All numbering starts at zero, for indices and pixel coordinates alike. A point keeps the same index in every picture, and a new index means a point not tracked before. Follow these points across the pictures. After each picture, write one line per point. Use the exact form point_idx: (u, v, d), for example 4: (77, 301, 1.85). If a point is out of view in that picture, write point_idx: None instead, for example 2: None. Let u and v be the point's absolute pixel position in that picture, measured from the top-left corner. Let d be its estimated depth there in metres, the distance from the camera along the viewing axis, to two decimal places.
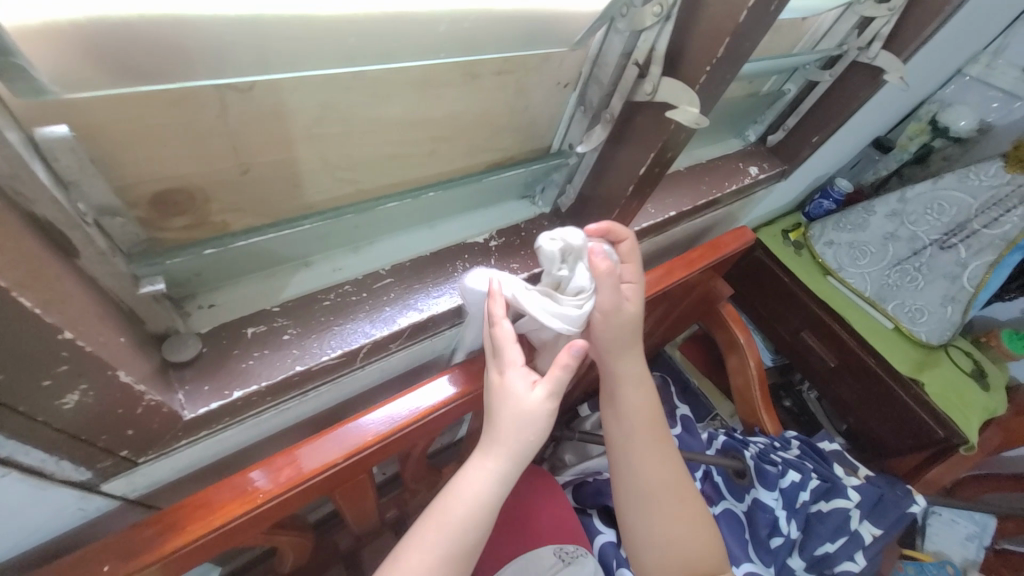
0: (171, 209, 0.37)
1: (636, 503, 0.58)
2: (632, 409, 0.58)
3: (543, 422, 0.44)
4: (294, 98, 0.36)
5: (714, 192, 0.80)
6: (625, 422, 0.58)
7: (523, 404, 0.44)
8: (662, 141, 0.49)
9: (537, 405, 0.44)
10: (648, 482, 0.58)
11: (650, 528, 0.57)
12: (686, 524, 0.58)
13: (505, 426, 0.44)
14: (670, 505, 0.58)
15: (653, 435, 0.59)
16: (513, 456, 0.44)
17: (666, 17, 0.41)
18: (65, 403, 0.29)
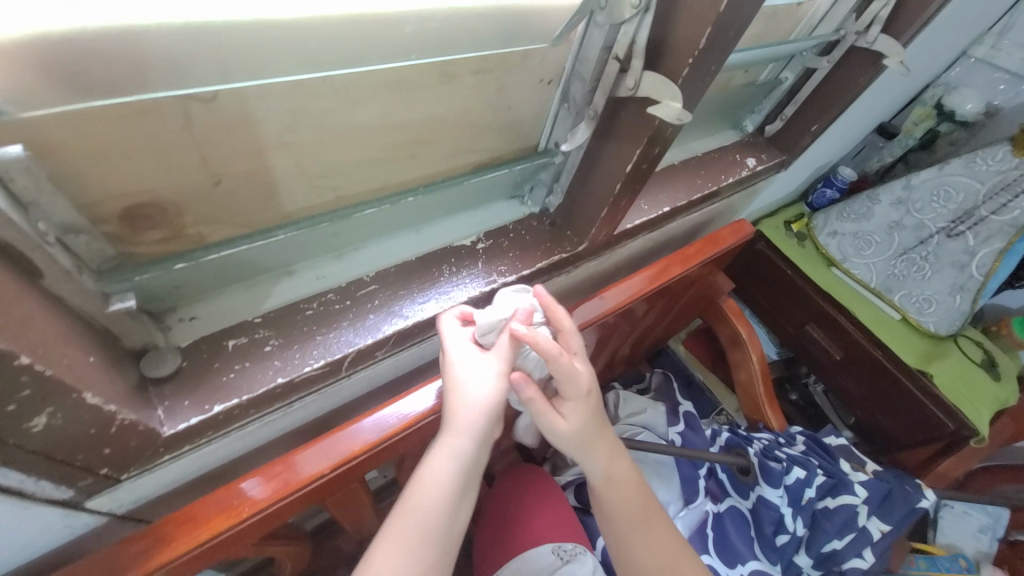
0: (142, 223, 0.37)
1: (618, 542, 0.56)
2: (599, 463, 0.53)
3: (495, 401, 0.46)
4: (261, 106, 0.36)
5: (710, 185, 0.78)
6: (597, 476, 0.54)
7: (472, 370, 0.46)
8: (648, 137, 0.47)
9: (485, 375, 0.46)
10: (626, 520, 0.56)
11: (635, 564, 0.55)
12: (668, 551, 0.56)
13: (468, 400, 0.46)
14: (651, 534, 0.56)
15: (625, 472, 0.55)
16: (475, 430, 0.45)
17: (644, 9, 0.39)
18: (35, 425, 0.29)
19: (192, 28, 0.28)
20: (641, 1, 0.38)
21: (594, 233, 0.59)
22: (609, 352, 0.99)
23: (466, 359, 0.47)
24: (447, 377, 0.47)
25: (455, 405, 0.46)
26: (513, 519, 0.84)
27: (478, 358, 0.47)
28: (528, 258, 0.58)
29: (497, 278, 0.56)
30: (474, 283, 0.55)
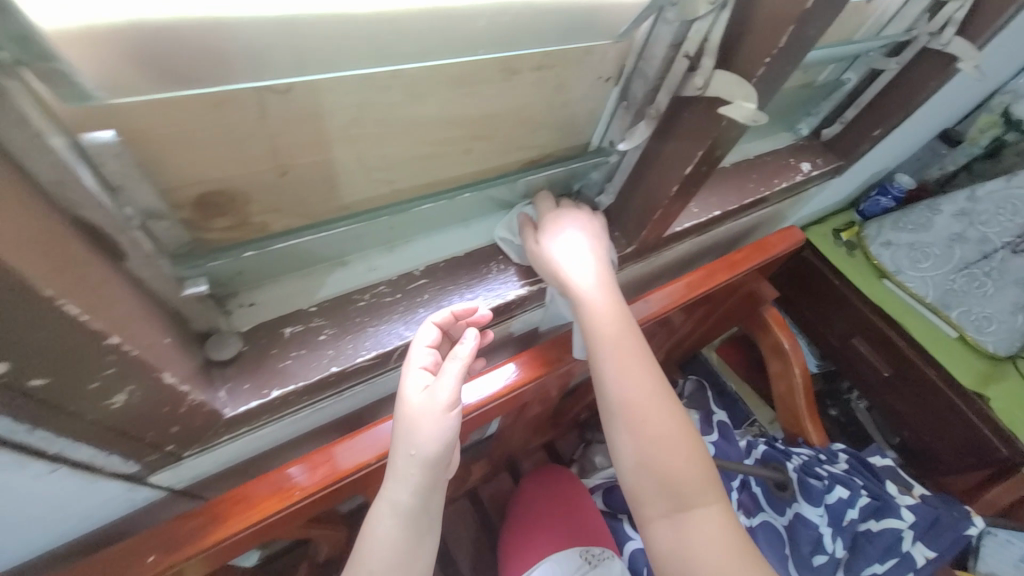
0: (213, 210, 0.38)
1: (614, 423, 0.48)
2: (593, 313, 0.50)
3: (428, 438, 0.42)
4: (330, 98, 0.36)
5: (762, 190, 0.75)
6: (593, 326, 0.49)
7: (408, 422, 0.43)
8: (711, 138, 0.45)
9: (424, 420, 0.42)
10: (626, 397, 0.47)
11: (634, 454, 0.46)
12: (671, 435, 0.47)
13: (398, 452, 0.43)
14: (655, 419, 0.47)
15: (625, 338, 0.49)
16: (401, 479, 0.43)
17: (721, 5, 0.38)
18: (113, 403, 0.30)
19: (276, 21, 0.28)
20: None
21: (644, 235, 0.58)
22: None
23: (405, 404, 0.43)
24: (397, 420, 0.44)
25: (397, 461, 0.43)
26: (540, 521, 0.83)
27: (414, 403, 0.43)
28: None
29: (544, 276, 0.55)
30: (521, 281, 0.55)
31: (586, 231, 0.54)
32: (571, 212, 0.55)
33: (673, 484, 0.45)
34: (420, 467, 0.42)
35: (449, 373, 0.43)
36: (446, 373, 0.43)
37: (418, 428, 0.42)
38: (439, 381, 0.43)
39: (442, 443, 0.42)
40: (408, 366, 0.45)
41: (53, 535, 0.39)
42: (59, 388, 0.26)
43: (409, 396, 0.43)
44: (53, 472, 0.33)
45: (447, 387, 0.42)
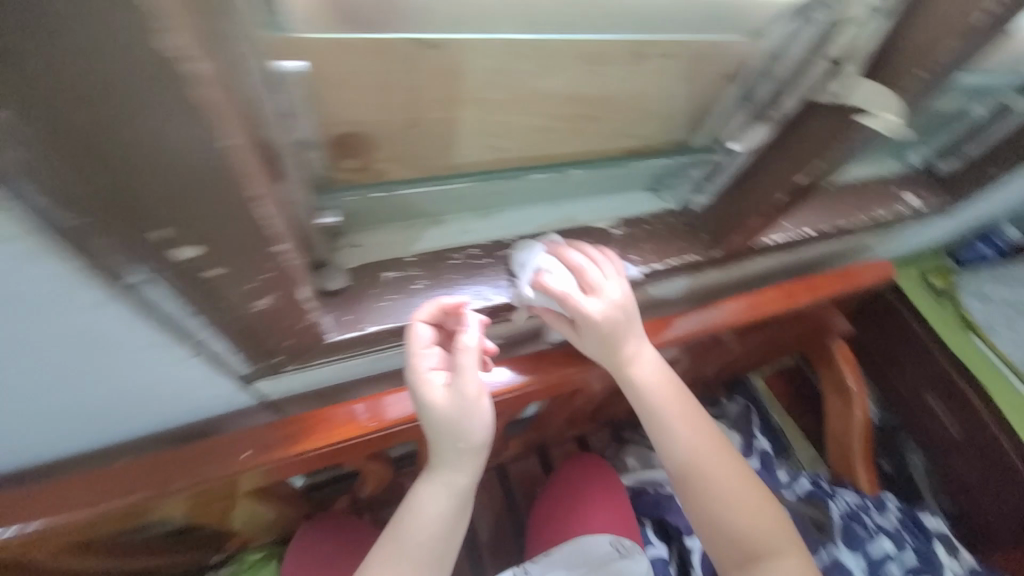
0: (349, 151, 0.41)
1: (694, 496, 0.56)
2: (641, 387, 0.56)
3: (476, 422, 0.46)
4: (474, 59, 0.38)
5: (861, 215, 0.72)
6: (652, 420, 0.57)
7: (446, 419, 0.45)
8: (834, 149, 0.44)
9: (467, 408, 0.46)
10: (694, 473, 0.56)
11: (711, 520, 0.55)
12: (745, 504, 0.55)
13: (442, 439, 0.47)
14: (725, 485, 0.55)
15: (687, 411, 0.58)
16: (460, 468, 0.49)
17: (879, 13, 0.37)
18: (256, 306, 0.33)
19: None
20: (878, 4, 0.37)
21: (733, 239, 0.57)
22: (694, 372, 0.95)
23: (434, 402, 0.45)
24: (424, 416, 0.46)
25: (444, 448, 0.48)
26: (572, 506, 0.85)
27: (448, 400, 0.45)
28: (660, 252, 0.57)
29: (628, 265, 0.55)
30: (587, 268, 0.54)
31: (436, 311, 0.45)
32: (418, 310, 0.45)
33: (746, 540, 0.53)
34: (470, 455, 0.48)
35: (469, 365, 0.46)
36: (466, 367, 0.45)
37: (463, 417, 0.46)
38: (462, 373, 0.46)
39: (487, 422, 0.47)
40: (419, 370, 0.45)
41: (168, 420, 0.44)
42: (227, 283, 0.29)
43: (434, 394, 0.45)
44: (191, 359, 0.37)
45: (472, 376, 0.46)
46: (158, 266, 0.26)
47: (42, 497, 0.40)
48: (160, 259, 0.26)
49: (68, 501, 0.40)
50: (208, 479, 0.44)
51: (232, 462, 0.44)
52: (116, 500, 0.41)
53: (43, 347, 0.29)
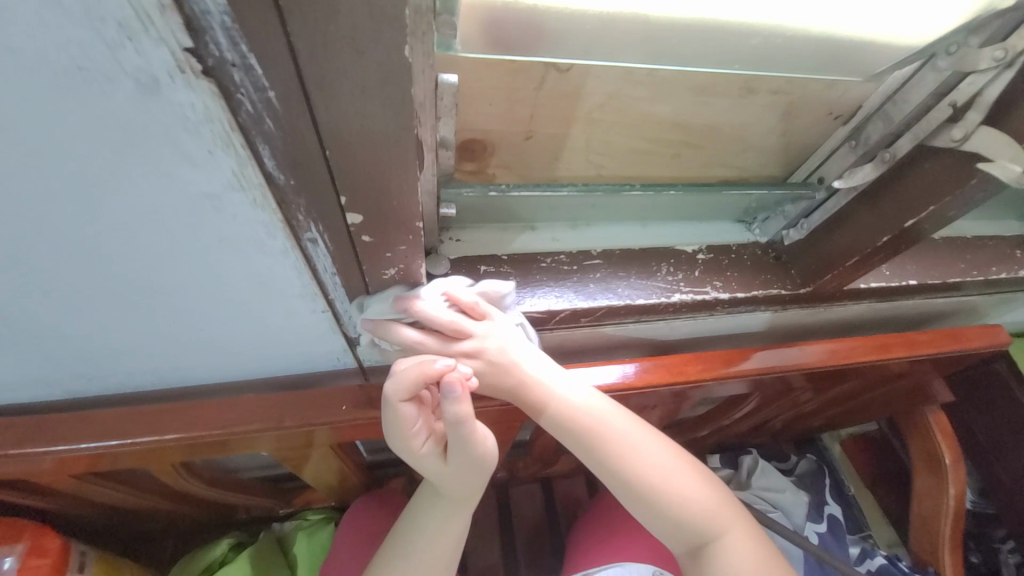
0: (469, 155, 0.47)
1: (647, 508, 0.50)
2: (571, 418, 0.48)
3: (479, 472, 0.47)
4: (593, 82, 0.42)
5: (975, 273, 0.66)
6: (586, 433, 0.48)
7: (454, 475, 0.47)
8: (950, 196, 0.43)
9: (474, 465, 0.46)
10: (641, 479, 0.49)
11: (652, 519, 0.50)
12: (701, 498, 0.50)
13: (446, 482, 0.48)
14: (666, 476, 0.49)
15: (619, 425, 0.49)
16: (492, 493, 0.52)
17: (1008, 64, 0.37)
18: (385, 274, 0.38)
19: (595, 18, 0.34)
20: (1006, 55, 0.37)
21: (825, 280, 0.56)
22: (761, 417, 0.90)
23: (439, 462, 0.46)
24: (427, 471, 0.47)
25: (450, 494, 0.50)
26: (619, 528, 0.83)
27: (452, 458, 0.45)
28: (745, 282, 0.57)
29: (711, 290, 0.56)
30: (671, 287, 0.56)
31: (424, 368, 0.42)
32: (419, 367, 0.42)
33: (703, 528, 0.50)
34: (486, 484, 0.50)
35: (463, 434, 0.43)
36: (464, 434, 0.43)
37: (473, 471, 0.47)
38: (458, 441, 0.43)
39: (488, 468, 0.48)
40: (405, 433, 0.44)
41: (282, 367, 0.50)
42: (371, 250, 0.35)
43: (430, 452, 0.45)
44: (322, 314, 0.42)
45: (474, 438, 0.44)
46: (329, 228, 0.32)
47: (179, 414, 0.47)
48: (334, 222, 0.32)
49: (199, 421, 0.47)
50: (307, 423, 0.49)
51: (329, 412, 0.50)
52: (234, 426, 0.47)
53: (228, 283, 0.35)
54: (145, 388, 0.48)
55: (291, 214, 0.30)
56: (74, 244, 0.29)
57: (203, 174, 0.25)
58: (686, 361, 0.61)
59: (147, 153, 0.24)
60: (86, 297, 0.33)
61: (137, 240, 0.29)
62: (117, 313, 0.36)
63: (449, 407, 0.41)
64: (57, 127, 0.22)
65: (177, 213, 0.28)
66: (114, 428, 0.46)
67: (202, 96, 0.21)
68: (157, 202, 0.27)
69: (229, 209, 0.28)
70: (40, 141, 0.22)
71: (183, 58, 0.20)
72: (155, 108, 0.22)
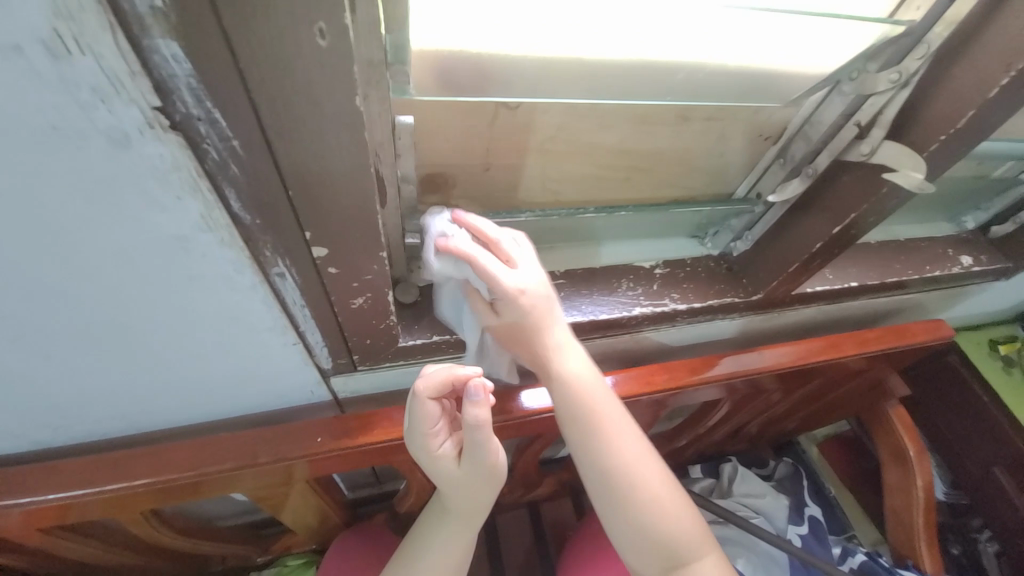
0: (432, 188, 0.50)
1: (620, 504, 0.49)
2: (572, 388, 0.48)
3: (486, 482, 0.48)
4: (542, 117, 0.46)
5: (909, 272, 0.72)
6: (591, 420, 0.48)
7: (463, 481, 0.47)
8: (866, 205, 0.48)
9: (478, 470, 0.46)
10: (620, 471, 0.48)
11: (620, 520, 0.49)
12: (675, 512, 0.50)
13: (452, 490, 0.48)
14: (640, 468, 0.49)
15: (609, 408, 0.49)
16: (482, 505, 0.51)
17: (903, 84, 0.42)
18: (354, 303, 0.40)
19: (535, 62, 0.38)
20: (901, 76, 0.42)
21: (775, 285, 0.60)
22: (735, 423, 0.93)
23: (449, 469, 0.46)
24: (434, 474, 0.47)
25: (454, 502, 0.49)
26: (606, 546, 0.83)
27: (465, 464, 0.46)
28: (701, 292, 0.61)
29: (669, 302, 0.59)
30: (633, 302, 0.58)
31: (449, 374, 0.43)
32: (439, 373, 0.43)
33: (668, 545, 0.49)
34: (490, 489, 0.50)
35: (480, 440, 0.43)
36: (479, 442, 0.43)
37: (478, 477, 0.47)
38: (476, 447, 0.44)
39: (495, 477, 0.48)
40: (424, 433, 0.44)
41: (255, 404, 0.51)
42: (338, 279, 0.37)
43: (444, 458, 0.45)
44: (294, 346, 0.43)
45: (487, 448, 0.44)
46: (295, 261, 0.34)
47: (150, 458, 0.47)
48: (300, 256, 0.33)
49: (171, 462, 0.47)
50: (282, 458, 0.49)
51: (304, 445, 0.50)
52: (207, 467, 0.47)
53: (197, 321, 0.36)
54: (113, 435, 0.48)
55: (257, 251, 0.32)
56: (42, 291, 0.29)
57: (171, 218, 0.27)
58: (653, 373, 0.63)
59: (117, 202, 0.25)
60: (54, 343, 0.34)
61: (107, 283, 0.30)
62: (83, 357, 0.36)
63: (472, 409, 0.42)
64: (30, 181, 0.23)
65: (146, 256, 0.29)
66: (83, 477, 0.45)
67: (170, 148, 0.24)
68: (126, 247, 0.28)
69: (198, 249, 0.30)
70: (15, 196, 0.24)
71: (152, 115, 0.22)
72: (125, 160, 0.23)
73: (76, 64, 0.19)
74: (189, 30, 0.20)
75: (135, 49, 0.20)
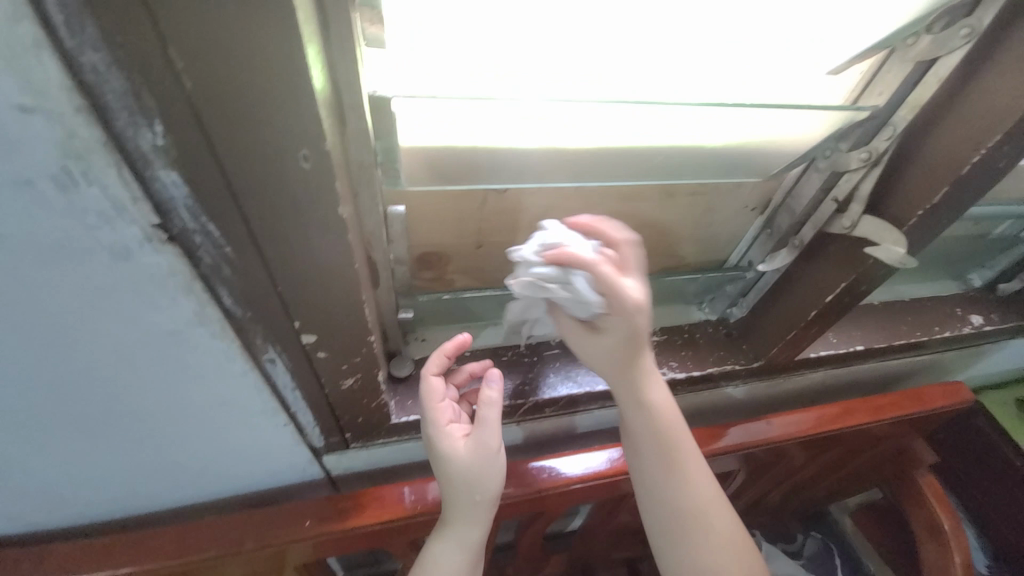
0: (427, 264, 0.52)
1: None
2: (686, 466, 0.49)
3: (489, 485, 0.44)
4: (529, 199, 0.48)
5: (917, 333, 0.70)
6: (638, 423, 0.49)
7: (470, 478, 0.43)
8: (855, 275, 0.48)
9: (484, 458, 0.43)
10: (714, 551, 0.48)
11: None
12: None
13: (452, 495, 0.44)
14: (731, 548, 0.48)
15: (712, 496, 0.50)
16: (475, 523, 0.44)
17: (874, 163, 0.44)
18: (344, 384, 0.40)
19: (517, 153, 0.40)
20: (872, 156, 0.43)
21: (774, 353, 0.59)
22: (753, 493, 0.87)
23: (457, 451, 0.43)
24: (444, 473, 0.44)
25: (438, 564, 0.44)
26: None
27: (472, 443, 0.44)
28: (699, 359, 0.60)
29: (668, 371, 0.58)
30: None
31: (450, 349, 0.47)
32: (437, 354, 0.47)
33: None
34: (487, 504, 0.44)
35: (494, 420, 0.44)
36: (488, 419, 0.44)
37: (482, 468, 0.43)
38: (493, 424, 0.44)
39: (493, 476, 0.44)
40: (440, 421, 0.45)
41: (247, 484, 0.50)
42: (328, 363, 0.37)
43: (455, 440, 0.44)
44: (285, 426, 0.43)
45: (496, 429, 0.44)
46: (286, 348, 0.35)
47: (137, 544, 0.46)
48: (291, 344, 0.34)
49: (158, 549, 0.45)
50: (270, 543, 0.47)
51: (294, 529, 0.48)
52: (192, 554, 0.46)
53: (190, 406, 0.36)
54: (103, 518, 0.47)
55: (249, 341, 0.33)
56: (43, 386, 0.31)
57: (167, 316, 0.29)
58: None
59: (121, 304, 0.27)
60: (56, 433, 0.35)
61: (101, 376, 0.31)
62: (83, 442, 0.37)
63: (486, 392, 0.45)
64: (37, 292, 0.25)
65: (141, 351, 0.30)
66: (69, 564, 0.44)
67: (168, 256, 0.26)
68: (123, 344, 0.30)
69: (192, 342, 0.31)
70: (22, 305, 0.25)
71: (152, 230, 0.24)
72: (126, 268, 0.25)
73: (84, 194, 0.22)
74: (186, 162, 0.22)
75: (139, 179, 0.22)
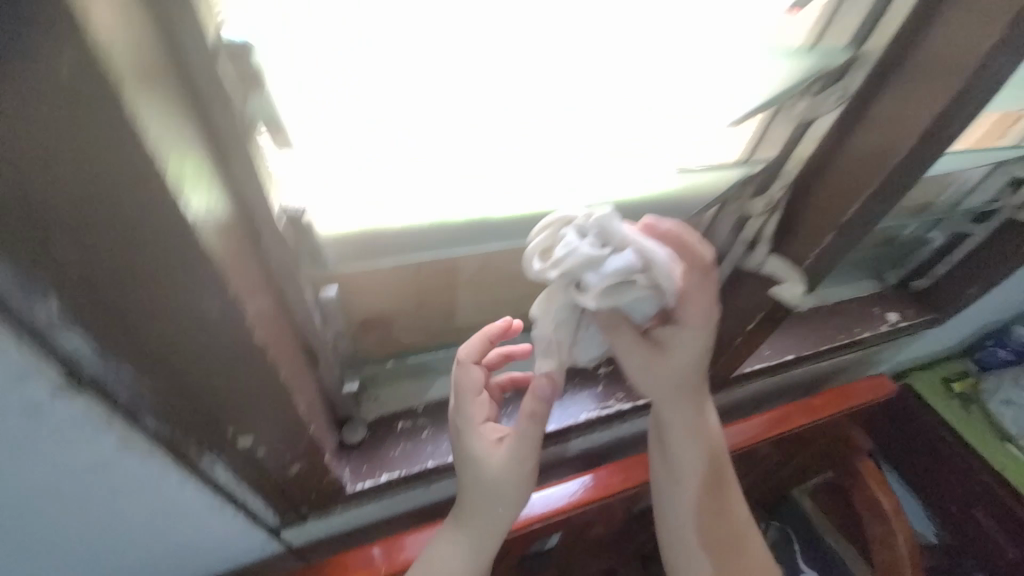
0: (368, 328, 0.53)
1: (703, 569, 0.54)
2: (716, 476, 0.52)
3: (514, 492, 0.45)
4: (463, 260, 0.50)
5: (841, 337, 0.77)
6: (692, 436, 0.50)
7: (496, 484, 0.44)
8: (770, 306, 0.53)
9: (508, 464, 0.44)
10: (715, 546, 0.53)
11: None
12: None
13: (474, 495, 0.45)
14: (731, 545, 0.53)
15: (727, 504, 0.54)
16: (493, 526, 0.46)
17: (773, 208, 0.48)
18: (290, 470, 0.41)
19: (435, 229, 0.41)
20: (770, 203, 0.48)
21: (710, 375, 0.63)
22: None
23: (488, 454, 0.44)
24: (468, 474, 0.45)
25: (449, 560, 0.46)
26: None
27: (504, 447, 0.45)
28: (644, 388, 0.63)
29: (615, 403, 0.61)
30: (580, 407, 0.60)
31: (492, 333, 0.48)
32: (473, 340, 0.48)
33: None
34: (506, 509, 0.46)
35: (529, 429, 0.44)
36: (518, 425, 0.44)
37: (507, 472, 0.44)
38: (528, 432, 0.44)
39: (519, 481, 0.45)
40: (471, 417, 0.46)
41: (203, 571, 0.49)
42: (271, 457, 0.38)
43: (482, 442, 0.45)
44: (235, 515, 0.43)
45: (528, 439, 0.44)
46: (223, 453, 0.35)
47: None
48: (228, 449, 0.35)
49: None
50: None
51: None
52: None
53: (128, 518, 0.36)
54: None
55: (183, 455, 0.33)
56: None
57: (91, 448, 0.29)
58: (603, 475, 0.66)
59: (43, 445, 0.28)
60: None
61: (27, 509, 0.31)
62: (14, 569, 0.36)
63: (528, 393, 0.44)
64: None
65: (67, 481, 0.30)
66: None
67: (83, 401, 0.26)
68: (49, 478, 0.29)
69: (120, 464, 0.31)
70: None
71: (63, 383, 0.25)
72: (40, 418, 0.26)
73: None
74: (91, 326, 0.23)
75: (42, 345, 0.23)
